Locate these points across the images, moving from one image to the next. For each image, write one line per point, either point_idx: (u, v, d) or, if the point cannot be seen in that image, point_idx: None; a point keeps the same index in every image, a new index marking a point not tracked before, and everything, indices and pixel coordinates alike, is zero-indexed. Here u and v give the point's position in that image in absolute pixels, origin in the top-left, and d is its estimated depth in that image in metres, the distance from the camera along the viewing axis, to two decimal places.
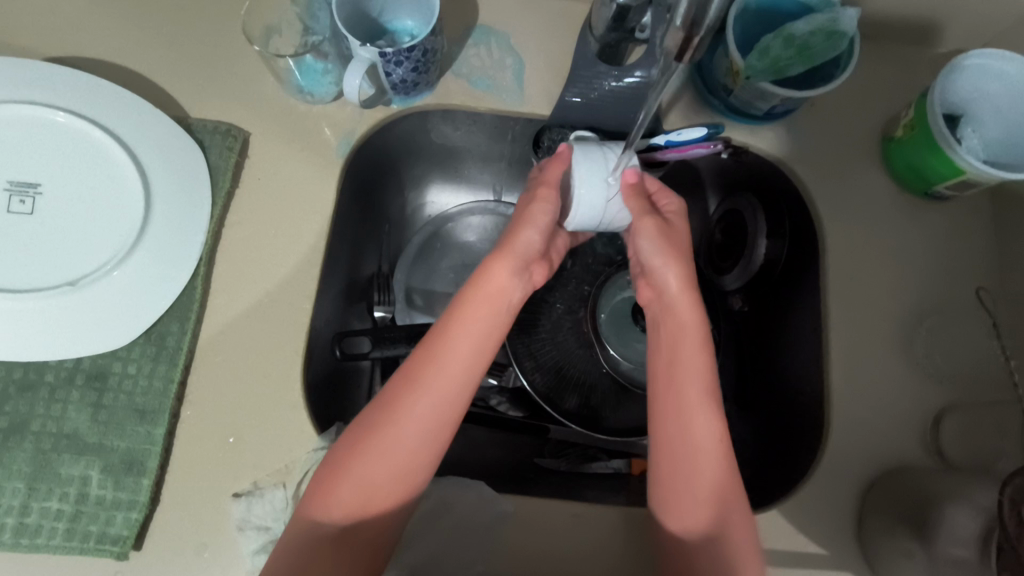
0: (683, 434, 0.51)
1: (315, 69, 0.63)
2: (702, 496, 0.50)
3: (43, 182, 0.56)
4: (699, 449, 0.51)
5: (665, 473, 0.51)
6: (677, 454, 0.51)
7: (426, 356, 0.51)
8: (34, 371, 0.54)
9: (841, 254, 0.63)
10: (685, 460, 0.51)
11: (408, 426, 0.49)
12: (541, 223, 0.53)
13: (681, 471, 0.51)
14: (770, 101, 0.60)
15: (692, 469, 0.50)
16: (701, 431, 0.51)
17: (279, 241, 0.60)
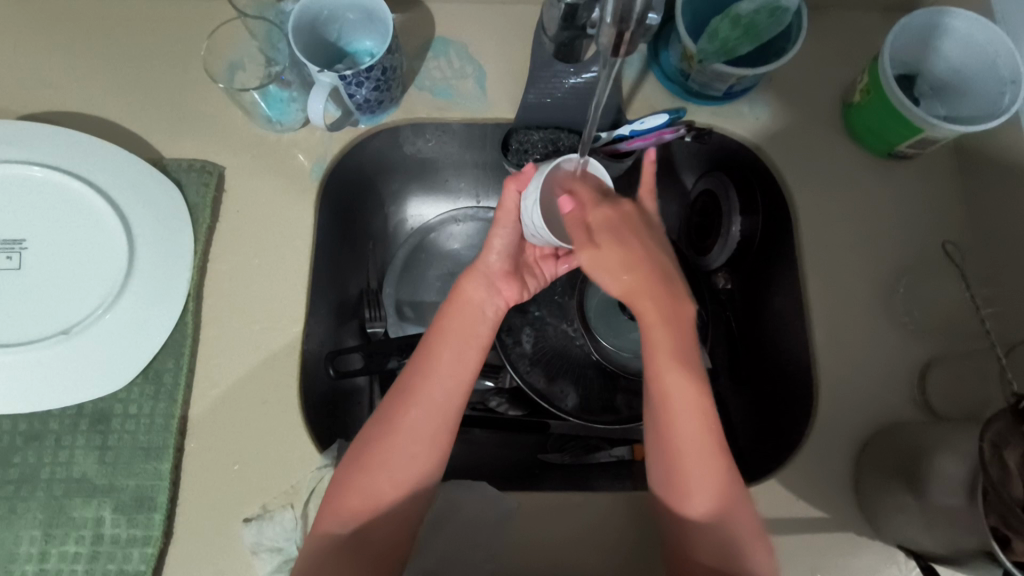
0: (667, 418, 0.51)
1: (280, 98, 0.64)
2: (702, 474, 0.51)
3: (27, 237, 0.57)
4: (687, 428, 0.51)
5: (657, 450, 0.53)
6: (670, 436, 0.51)
7: (415, 373, 0.54)
8: (38, 422, 0.55)
9: (813, 223, 0.64)
10: (675, 443, 0.51)
11: (403, 441, 0.52)
12: (500, 247, 0.56)
13: (675, 452, 0.51)
14: (726, 82, 0.62)
15: (682, 449, 0.51)
16: (688, 412, 0.51)
17: (264, 269, 0.61)
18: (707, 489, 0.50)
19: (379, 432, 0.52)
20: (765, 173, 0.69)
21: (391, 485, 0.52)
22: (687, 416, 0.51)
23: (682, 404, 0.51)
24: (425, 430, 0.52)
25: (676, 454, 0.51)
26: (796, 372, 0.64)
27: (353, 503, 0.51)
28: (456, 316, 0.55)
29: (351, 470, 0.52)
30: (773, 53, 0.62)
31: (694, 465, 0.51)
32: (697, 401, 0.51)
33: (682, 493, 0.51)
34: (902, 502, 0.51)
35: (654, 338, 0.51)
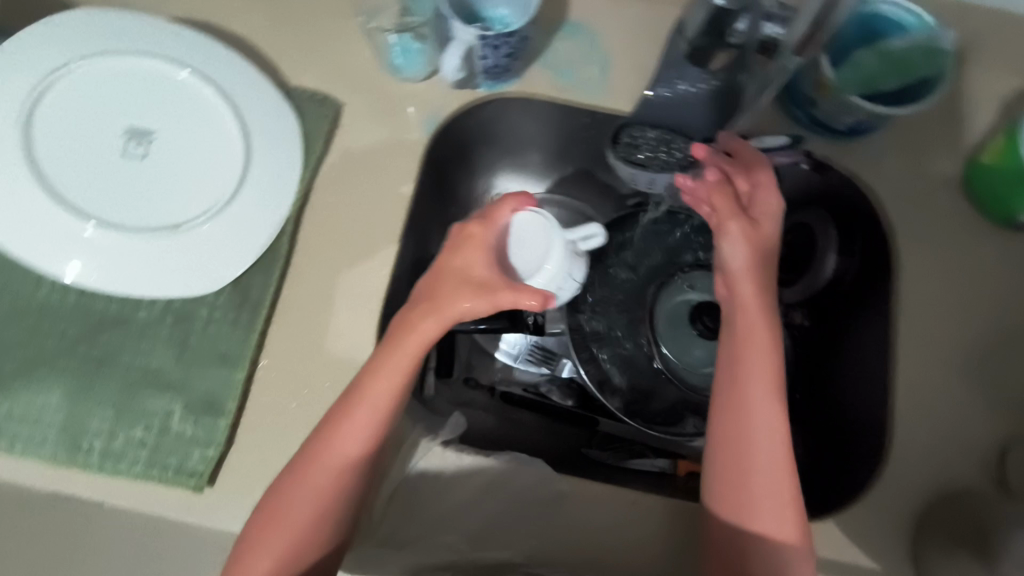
0: (742, 440, 0.53)
1: (412, 48, 0.64)
2: (772, 500, 0.51)
3: (158, 130, 0.57)
4: (759, 451, 0.52)
5: (724, 467, 0.53)
6: (744, 455, 0.52)
7: (343, 406, 0.51)
8: (129, 307, 0.57)
9: (914, 275, 0.63)
10: (746, 463, 0.52)
11: (311, 481, 0.50)
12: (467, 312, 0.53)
13: (743, 475, 0.52)
14: (855, 115, 0.61)
15: (751, 468, 0.52)
16: (769, 436, 0.53)
17: (365, 208, 0.62)
18: (779, 516, 0.51)
19: (300, 461, 0.50)
20: (869, 214, 0.66)
21: (303, 515, 0.49)
22: (766, 439, 0.52)
23: (763, 431, 0.53)
24: (323, 473, 0.50)
25: (747, 469, 0.52)
26: (866, 421, 0.63)
27: (263, 540, 0.49)
28: (388, 354, 0.52)
29: (284, 485, 0.50)
30: (909, 97, 0.60)
31: (761, 488, 0.52)
32: (778, 442, 0.52)
33: (741, 513, 0.52)
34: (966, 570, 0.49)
35: (750, 363, 0.55)
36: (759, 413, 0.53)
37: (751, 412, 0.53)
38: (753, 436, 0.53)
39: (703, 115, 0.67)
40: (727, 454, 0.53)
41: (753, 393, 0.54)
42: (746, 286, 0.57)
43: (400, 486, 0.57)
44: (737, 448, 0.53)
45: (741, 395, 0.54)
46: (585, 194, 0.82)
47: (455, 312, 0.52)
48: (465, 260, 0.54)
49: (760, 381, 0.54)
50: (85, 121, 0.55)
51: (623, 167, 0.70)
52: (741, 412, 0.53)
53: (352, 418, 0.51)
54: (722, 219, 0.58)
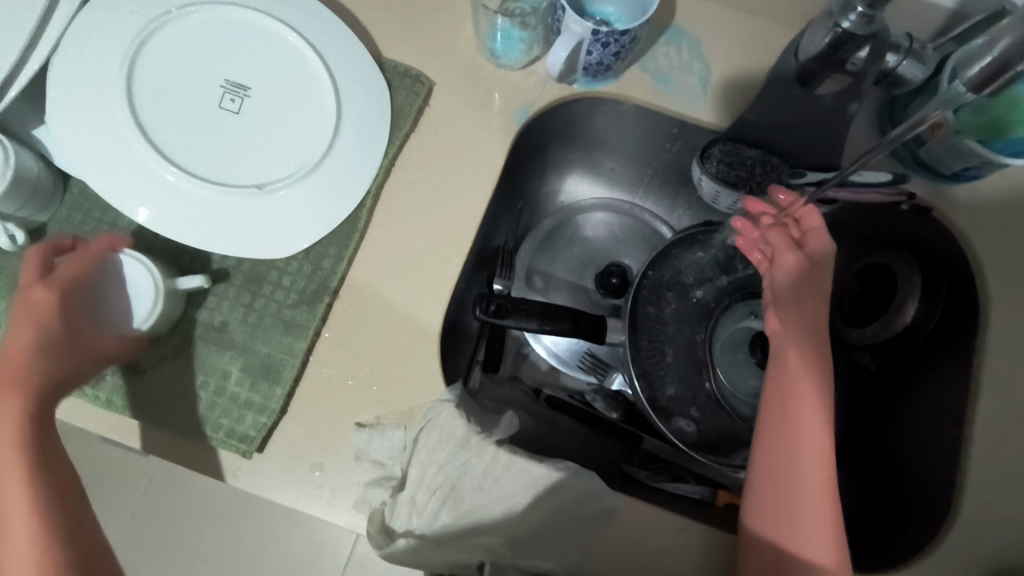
0: (786, 475, 0.51)
1: (513, 35, 0.62)
2: (820, 526, 0.50)
3: (253, 86, 0.55)
4: (806, 487, 0.51)
5: (772, 492, 0.51)
6: (795, 480, 0.51)
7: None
8: (199, 262, 0.57)
9: (1004, 336, 0.60)
10: (792, 486, 0.51)
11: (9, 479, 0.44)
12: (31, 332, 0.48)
13: (788, 513, 0.51)
14: (967, 161, 0.58)
15: (801, 494, 0.51)
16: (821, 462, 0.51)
17: (445, 192, 0.61)
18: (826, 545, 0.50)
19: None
20: (958, 264, 0.64)
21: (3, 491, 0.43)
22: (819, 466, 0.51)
23: (809, 468, 0.51)
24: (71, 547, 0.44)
25: (792, 506, 0.51)
26: (930, 482, 0.60)
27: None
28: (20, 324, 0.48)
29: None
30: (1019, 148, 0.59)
31: (811, 514, 0.50)
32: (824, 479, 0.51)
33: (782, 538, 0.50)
34: None
35: (799, 396, 0.53)
36: (806, 449, 0.52)
37: (798, 447, 0.52)
38: (800, 472, 0.51)
39: (800, 139, 0.64)
40: (776, 478, 0.52)
41: (807, 419, 0.52)
42: (798, 316, 0.55)
43: (448, 481, 0.53)
44: (789, 473, 0.51)
45: (788, 428, 0.52)
46: (660, 207, 0.82)
47: (95, 350, 0.50)
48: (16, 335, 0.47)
49: (809, 413, 0.52)
50: (182, 68, 0.54)
51: (709, 182, 0.66)
52: (785, 446, 0.52)
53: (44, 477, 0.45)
54: (779, 252, 0.56)
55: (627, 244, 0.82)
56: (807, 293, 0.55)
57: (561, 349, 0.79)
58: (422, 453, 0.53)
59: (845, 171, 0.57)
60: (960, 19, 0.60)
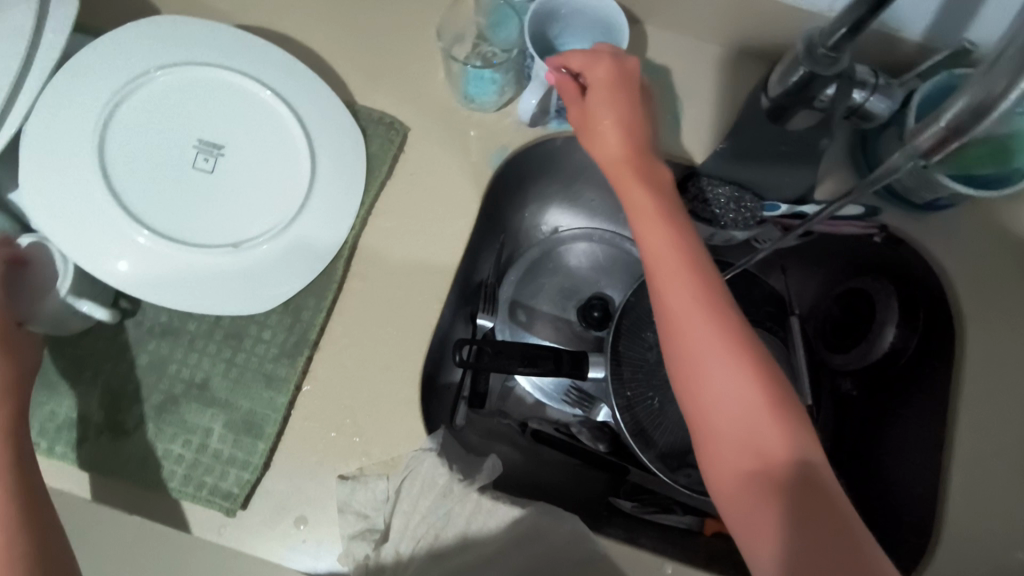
0: (699, 388, 0.46)
1: (484, 76, 0.63)
2: (742, 426, 0.45)
3: (226, 145, 0.56)
4: (722, 390, 0.45)
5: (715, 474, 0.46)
6: (726, 445, 0.45)
7: None
8: (179, 318, 0.57)
9: (980, 363, 0.60)
10: (701, 396, 0.46)
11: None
12: None
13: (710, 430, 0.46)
14: (937, 192, 0.59)
15: (733, 459, 0.45)
16: (743, 411, 0.45)
17: (422, 238, 0.61)
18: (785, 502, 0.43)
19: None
20: (937, 290, 0.64)
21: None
22: (740, 417, 0.45)
23: (715, 368, 0.45)
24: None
25: (710, 422, 0.45)
26: (914, 510, 0.60)
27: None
28: None
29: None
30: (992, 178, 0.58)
31: (757, 476, 0.44)
32: (734, 370, 0.45)
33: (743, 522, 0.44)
34: None
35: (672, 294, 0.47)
36: (704, 347, 0.46)
37: (697, 351, 0.46)
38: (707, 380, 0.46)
39: (773, 174, 0.65)
40: (711, 455, 0.45)
41: (709, 372, 0.45)
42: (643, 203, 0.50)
43: (431, 532, 0.53)
44: (717, 444, 0.45)
45: (677, 331, 0.47)
46: None
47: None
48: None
49: (693, 310, 0.46)
50: (156, 129, 0.55)
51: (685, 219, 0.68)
52: (687, 355, 0.46)
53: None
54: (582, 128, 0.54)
55: (610, 273, 0.82)
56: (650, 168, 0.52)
57: (546, 383, 0.78)
58: (405, 503, 0.54)
59: (821, 214, 0.53)
60: (926, 52, 0.61)
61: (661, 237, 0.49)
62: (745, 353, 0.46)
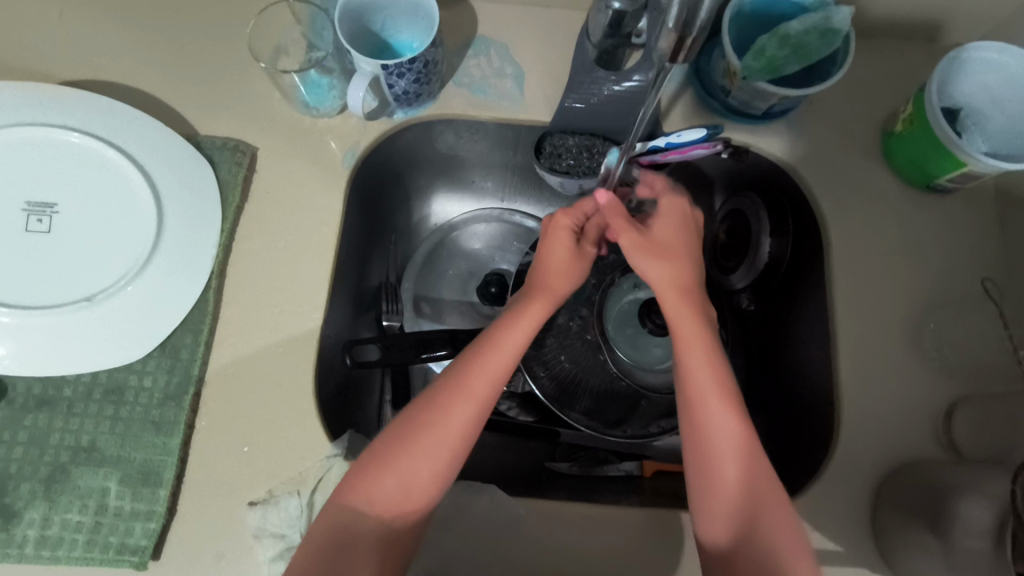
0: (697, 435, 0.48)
1: (320, 83, 0.64)
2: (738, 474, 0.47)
3: (59, 202, 0.55)
4: (723, 438, 0.47)
5: (696, 487, 0.48)
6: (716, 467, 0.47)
7: None
8: (53, 386, 0.55)
9: (845, 249, 0.63)
10: (703, 446, 0.48)
11: (390, 481, 0.49)
12: None
13: (708, 477, 0.47)
14: (767, 100, 0.61)
15: (717, 467, 0.47)
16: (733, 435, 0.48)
17: (289, 252, 0.61)
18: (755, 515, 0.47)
19: (382, 447, 0.50)
20: (796, 195, 0.68)
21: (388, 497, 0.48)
22: (727, 430, 0.47)
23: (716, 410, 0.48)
24: (477, 394, 0.51)
25: (709, 476, 0.47)
26: (817, 402, 0.63)
27: (374, 482, 0.49)
28: None
29: (348, 488, 0.49)
30: (818, 76, 0.60)
31: (739, 493, 0.47)
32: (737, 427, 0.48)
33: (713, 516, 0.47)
34: (923, 542, 0.50)
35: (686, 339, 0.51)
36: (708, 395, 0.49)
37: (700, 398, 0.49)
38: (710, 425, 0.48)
39: (623, 117, 0.66)
40: (697, 470, 0.48)
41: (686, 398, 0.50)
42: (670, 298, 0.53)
43: None
44: (708, 462, 0.47)
45: (696, 380, 0.49)
46: (529, 206, 0.84)
47: None
48: (552, 252, 0.57)
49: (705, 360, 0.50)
50: None
51: (550, 176, 0.69)
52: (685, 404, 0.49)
53: (466, 387, 0.51)
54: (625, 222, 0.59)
55: (507, 249, 0.84)
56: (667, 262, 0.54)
57: None
58: (320, 512, 0.54)
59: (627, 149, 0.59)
60: None
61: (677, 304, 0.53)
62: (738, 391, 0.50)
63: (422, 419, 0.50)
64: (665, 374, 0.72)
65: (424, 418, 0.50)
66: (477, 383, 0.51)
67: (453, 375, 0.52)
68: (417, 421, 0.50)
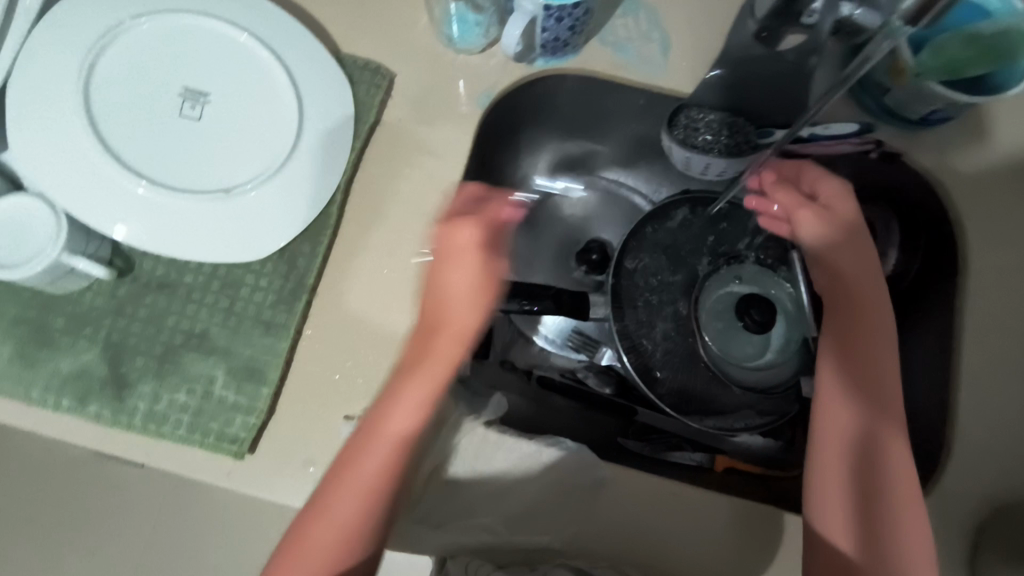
0: (844, 410, 0.53)
1: (468, 19, 0.62)
2: (866, 454, 0.51)
3: (212, 92, 0.56)
4: (864, 417, 0.52)
5: (824, 455, 0.52)
6: (844, 461, 0.51)
7: None
8: (176, 271, 0.57)
9: (983, 273, 0.60)
10: (844, 421, 0.52)
11: (331, 518, 0.48)
12: None
13: (840, 449, 0.52)
14: (930, 104, 0.58)
15: (849, 442, 0.52)
16: (863, 431, 0.52)
17: (414, 180, 0.61)
18: (868, 521, 0.49)
19: (333, 483, 0.48)
20: (936, 209, 0.64)
21: (332, 530, 0.48)
22: (867, 413, 0.52)
23: (861, 394, 0.53)
24: (391, 430, 0.49)
25: (840, 450, 0.52)
26: (924, 425, 0.60)
27: (314, 527, 0.48)
28: None
29: (297, 526, 0.48)
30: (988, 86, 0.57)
31: (862, 488, 0.50)
32: (875, 413, 0.52)
33: (829, 505, 0.50)
34: None
35: (845, 325, 0.55)
36: (856, 379, 0.53)
37: (850, 381, 0.53)
38: (854, 406, 0.53)
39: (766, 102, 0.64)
40: (827, 453, 0.52)
41: (832, 394, 0.53)
42: (848, 283, 0.56)
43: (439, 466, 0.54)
44: (843, 435, 0.52)
45: (845, 364, 0.54)
46: (637, 179, 0.82)
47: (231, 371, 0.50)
48: (448, 274, 0.50)
49: (863, 349, 0.54)
50: (140, 80, 0.55)
51: (679, 150, 0.68)
52: (839, 382, 0.53)
53: (413, 399, 0.49)
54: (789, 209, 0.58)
55: (608, 221, 0.83)
56: (840, 253, 0.57)
57: (549, 329, 0.79)
58: None
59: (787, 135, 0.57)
60: None
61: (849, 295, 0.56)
62: (884, 403, 0.53)
63: (411, 418, 0.50)
64: (756, 372, 0.70)
65: (408, 420, 0.49)
66: (393, 417, 0.49)
67: (430, 377, 0.50)
68: (369, 445, 0.49)
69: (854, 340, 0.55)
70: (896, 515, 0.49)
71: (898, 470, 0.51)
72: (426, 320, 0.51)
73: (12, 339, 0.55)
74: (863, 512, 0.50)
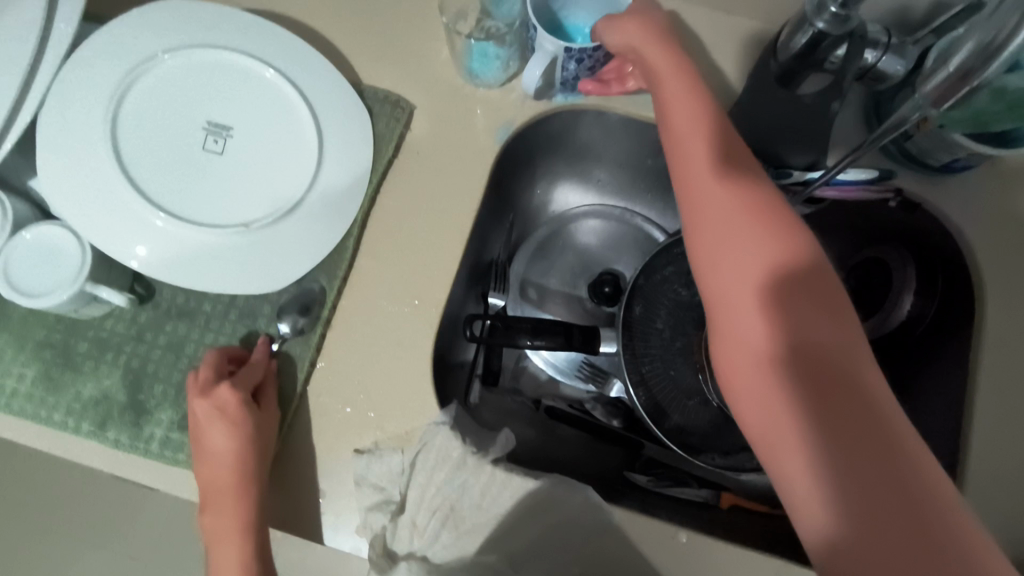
0: (737, 333, 0.43)
1: (487, 52, 0.62)
2: (776, 372, 0.41)
3: (235, 126, 0.57)
4: (757, 329, 0.42)
5: (741, 398, 0.43)
6: (762, 397, 0.41)
7: None
8: (195, 300, 0.58)
9: (1002, 324, 0.59)
10: (741, 349, 0.43)
11: None
12: None
13: (748, 385, 0.42)
14: (955, 152, 0.57)
15: (758, 369, 0.42)
16: (767, 347, 0.42)
17: (429, 214, 0.61)
18: (826, 449, 0.39)
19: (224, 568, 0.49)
20: (954, 256, 0.63)
21: None
22: (761, 322, 0.42)
23: (749, 303, 0.43)
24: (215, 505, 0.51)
25: (749, 388, 0.42)
26: None
27: None
28: None
29: None
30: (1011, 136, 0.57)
31: (797, 423, 0.40)
32: (767, 314, 0.42)
33: (776, 459, 0.41)
34: None
35: (707, 231, 0.45)
36: (739, 287, 0.43)
37: (735, 291, 0.43)
38: (741, 319, 0.43)
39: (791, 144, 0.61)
40: (743, 394, 0.43)
41: (723, 317, 0.44)
42: (711, 186, 0.46)
43: (446, 502, 0.54)
44: (744, 367, 0.42)
45: (720, 273, 0.44)
46: (652, 209, 0.82)
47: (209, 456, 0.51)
48: (209, 443, 0.52)
49: (735, 246, 0.44)
50: (164, 113, 0.56)
51: None
52: (729, 297, 0.44)
53: (216, 477, 0.51)
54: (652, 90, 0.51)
55: (621, 250, 0.82)
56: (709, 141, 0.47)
57: (559, 360, 0.79)
58: (420, 475, 0.55)
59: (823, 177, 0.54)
60: (940, 10, 0.61)
61: (711, 191, 0.46)
62: (775, 299, 0.43)
63: (246, 542, 0.50)
64: None
65: (236, 547, 0.49)
66: (214, 496, 0.51)
67: (227, 505, 0.50)
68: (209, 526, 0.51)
69: (733, 238, 0.44)
70: (845, 437, 0.39)
71: (823, 374, 0.41)
72: (206, 479, 0.51)
73: (37, 363, 0.56)
74: (809, 450, 0.39)
